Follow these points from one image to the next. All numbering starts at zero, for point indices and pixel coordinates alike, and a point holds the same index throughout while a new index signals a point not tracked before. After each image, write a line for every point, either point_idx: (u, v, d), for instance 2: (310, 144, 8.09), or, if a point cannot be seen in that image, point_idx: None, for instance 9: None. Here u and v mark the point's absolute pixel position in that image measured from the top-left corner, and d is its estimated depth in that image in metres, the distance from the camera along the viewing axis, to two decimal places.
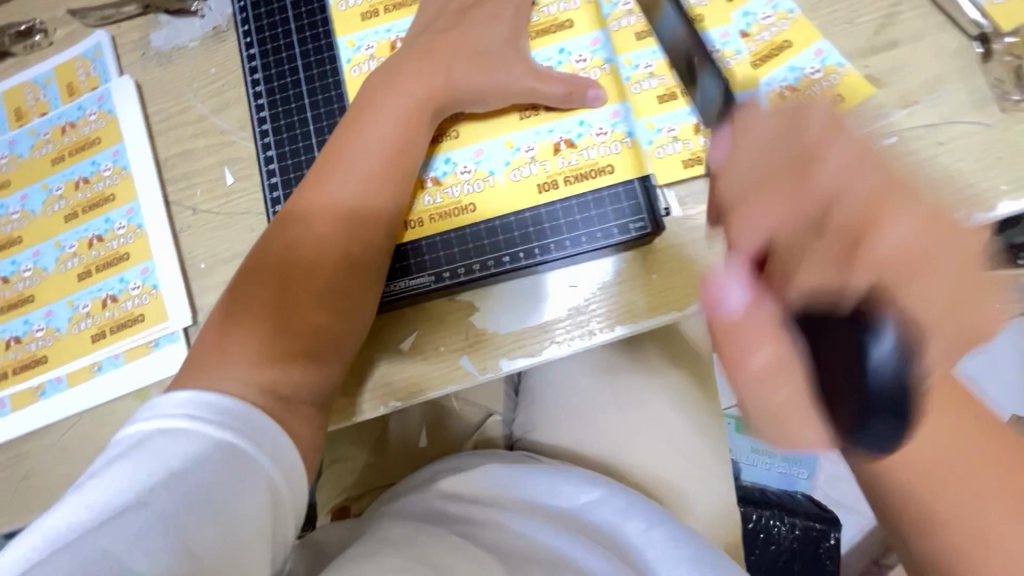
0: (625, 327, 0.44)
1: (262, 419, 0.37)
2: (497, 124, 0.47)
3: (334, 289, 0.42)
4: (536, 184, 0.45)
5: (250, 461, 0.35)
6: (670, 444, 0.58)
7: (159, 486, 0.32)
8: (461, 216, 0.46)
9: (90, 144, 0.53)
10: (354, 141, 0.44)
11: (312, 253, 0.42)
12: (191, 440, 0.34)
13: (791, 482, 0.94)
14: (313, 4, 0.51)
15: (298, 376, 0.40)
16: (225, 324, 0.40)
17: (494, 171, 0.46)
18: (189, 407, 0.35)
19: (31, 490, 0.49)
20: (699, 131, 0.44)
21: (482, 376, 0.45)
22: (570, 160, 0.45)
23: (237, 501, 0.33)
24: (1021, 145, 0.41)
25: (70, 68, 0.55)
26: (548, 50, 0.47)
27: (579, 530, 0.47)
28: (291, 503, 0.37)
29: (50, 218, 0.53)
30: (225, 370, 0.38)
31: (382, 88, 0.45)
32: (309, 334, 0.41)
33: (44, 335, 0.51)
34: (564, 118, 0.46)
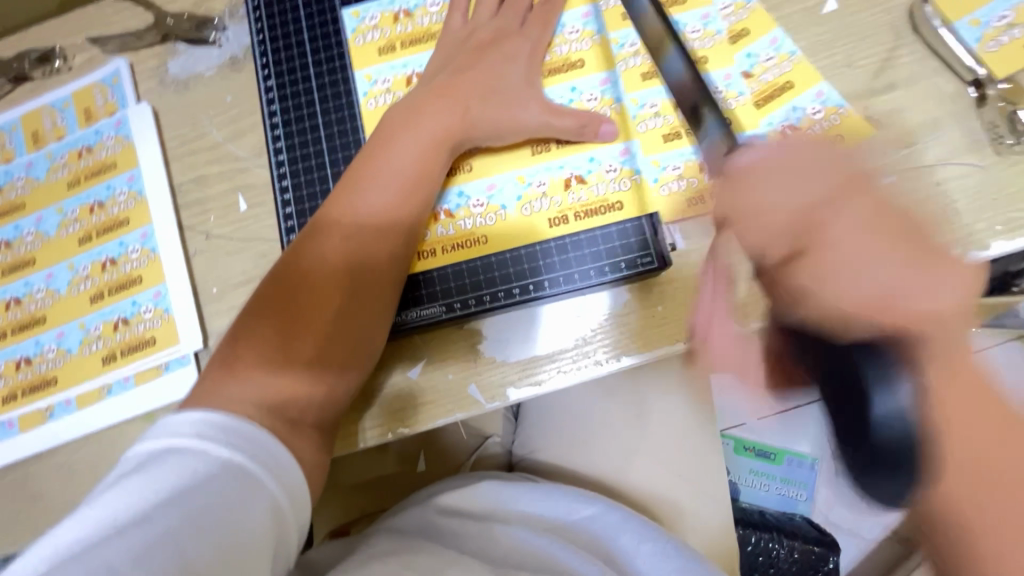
0: (629, 360, 0.45)
1: (269, 441, 0.37)
2: (509, 160, 0.48)
3: (346, 309, 0.42)
4: (546, 218, 0.46)
5: (255, 481, 0.35)
6: (673, 470, 0.59)
7: (165, 503, 0.32)
8: (473, 248, 0.47)
9: (107, 168, 0.54)
10: (372, 165, 0.45)
11: (324, 275, 0.42)
12: (200, 457, 0.34)
13: (790, 504, 0.96)
14: (330, 38, 0.53)
15: (309, 402, 0.41)
16: (238, 349, 0.41)
17: (506, 205, 0.47)
18: (197, 425, 0.35)
19: (38, 512, 0.50)
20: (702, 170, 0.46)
21: (490, 406, 0.46)
22: (580, 196, 0.46)
23: (242, 523, 0.33)
24: (1014, 186, 0.43)
25: (87, 93, 0.56)
26: (558, 87, 0.48)
27: (577, 542, 0.49)
28: (294, 526, 0.37)
29: (64, 241, 0.54)
30: (237, 393, 0.39)
31: (402, 116, 0.46)
32: (321, 356, 0.41)
33: (55, 357, 0.52)
34: (574, 155, 0.47)
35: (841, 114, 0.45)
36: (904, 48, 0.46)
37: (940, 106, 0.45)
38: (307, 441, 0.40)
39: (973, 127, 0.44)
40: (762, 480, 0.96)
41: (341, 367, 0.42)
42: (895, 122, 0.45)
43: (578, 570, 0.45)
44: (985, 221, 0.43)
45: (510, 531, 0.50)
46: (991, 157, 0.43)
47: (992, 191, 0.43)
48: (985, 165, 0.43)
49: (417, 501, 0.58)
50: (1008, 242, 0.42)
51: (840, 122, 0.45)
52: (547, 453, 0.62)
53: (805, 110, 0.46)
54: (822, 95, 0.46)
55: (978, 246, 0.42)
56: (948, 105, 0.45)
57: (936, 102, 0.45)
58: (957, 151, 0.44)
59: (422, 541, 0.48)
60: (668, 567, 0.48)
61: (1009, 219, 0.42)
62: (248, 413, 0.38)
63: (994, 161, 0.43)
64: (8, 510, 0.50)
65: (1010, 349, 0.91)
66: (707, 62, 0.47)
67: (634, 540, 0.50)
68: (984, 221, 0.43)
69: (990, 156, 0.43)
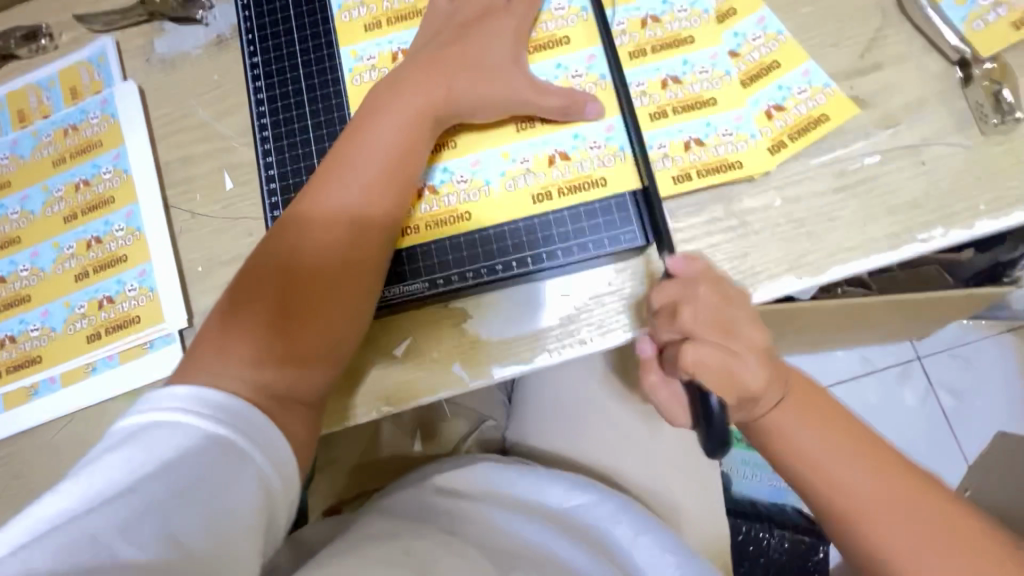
0: (614, 336, 0.45)
1: (254, 415, 0.37)
2: (493, 135, 0.48)
3: (334, 289, 0.42)
4: (530, 194, 0.46)
5: (244, 457, 0.35)
6: (660, 453, 0.59)
7: (151, 476, 0.32)
8: (456, 224, 0.47)
9: (92, 147, 0.54)
10: (357, 142, 0.44)
11: (312, 259, 0.42)
12: (185, 433, 0.34)
13: (780, 494, 0.95)
14: (316, 16, 0.52)
15: (294, 377, 0.40)
16: (221, 329, 0.41)
17: (490, 181, 0.47)
18: (184, 402, 0.35)
19: (22, 489, 0.50)
20: (688, 148, 0.45)
21: (473, 383, 0.46)
22: (564, 173, 0.46)
23: (229, 498, 0.33)
24: (999, 165, 0.43)
25: (73, 71, 0.56)
26: (544, 65, 0.48)
27: (574, 532, 0.49)
28: (284, 502, 0.37)
29: (49, 219, 0.53)
30: (221, 369, 0.38)
31: (387, 91, 0.46)
32: (310, 335, 0.41)
33: (39, 335, 0.52)
34: (559, 131, 0.47)
35: (827, 94, 0.45)
36: (890, 28, 0.46)
37: (925, 86, 0.45)
38: (295, 418, 0.40)
39: (958, 107, 0.44)
40: (752, 470, 0.96)
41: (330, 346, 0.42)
42: (880, 101, 0.45)
43: (573, 562, 0.45)
44: (969, 201, 0.43)
45: (504, 518, 0.50)
46: (975, 138, 0.43)
47: (976, 171, 0.43)
48: (969, 144, 0.43)
49: (409, 482, 0.58)
50: (991, 221, 0.42)
51: (825, 101, 0.45)
52: (535, 436, 0.62)
53: (791, 89, 0.46)
54: (808, 75, 0.46)
55: (961, 226, 0.42)
56: (934, 85, 0.45)
57: (922, 82, 0.45)
58: (941, 132, 0.44)
59: (413, 521, 0.48)
60: (668, 562, 0.48)
61: (994, 198, 0.42)
62: (236, 388, 0.38)
63: (978, 141, 0.43)
64: None
65: (1001, 341, 0.91)
66: (694, 40, 0.47)
67: (630, 531, 0.50)
68: (968, 201, 0.43)
69: (975, 136, 0.43)
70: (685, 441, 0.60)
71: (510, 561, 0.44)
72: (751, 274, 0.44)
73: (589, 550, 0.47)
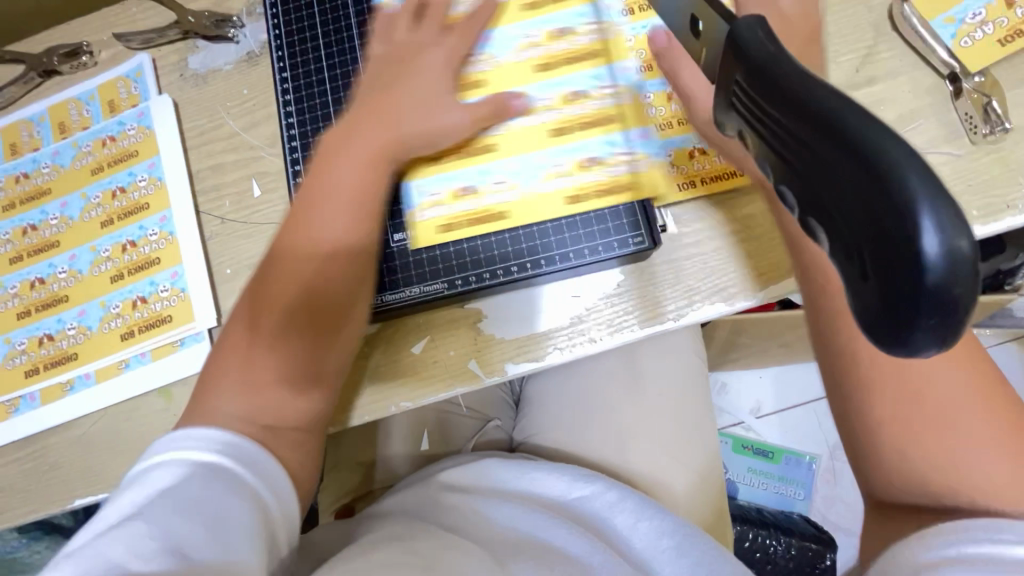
0: (623, 334, 0.47)
1: (245, 443, 0.40)
2: (527, 140, 0.49)
3: (320, 315, 0.45)
4: (565, 195, 0.48)
5: (241, 479, 0.38)
6: (667, 450, 0.61)
7: (156, 501, 0.35)
8: (495, 223, 0.49)
9: (128, 156, 0.57)
10: (333, 178, 0.46)
11: (296, 295, 0.45)
12: (185, 465, 0.37)
13: (787, 503, 0.98)
14: (341, 33, 0.55)
15: (283, 403, 0.43)
16: (214, 373, 0.44)
17: (526, 182, 0.49)
18: (184, 440, 0.39)
19: (58, 480, 0.52)
20: (692, 156, 0.48)
21: (488, 380, 0.48)
22: (597, 176, 0.48)
23: (230, 512, 0.36)
24: (989, 173, 0.45)
25: (112, 87, 0.59)
26: (540, 84, 0.50)
27: (574, 519, 0.51)
28: (279, 518, 0.39)
29: (87, 224, 0.56)
30: (229, 403, 0.42)
31: (375, 124, 0.48)
32: (310, 357, 0.44)
33: (75, 334, 0.54)
34: (589, 137, 0.48)
35: None
36: (883, 45, 0.49)
37: (918, 98, 0.47)
38: (285, 441, 0.43)
39: (949, 118, 0.47)
40: (760, 479, 0.98)
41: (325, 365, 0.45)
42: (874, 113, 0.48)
43: (568, 547, 0.47)
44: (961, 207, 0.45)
45: (507, 509, 0.51)
46: (966, 147, 0.46)
47: (967, 179, 0.45)
48: (959, 154, 0.46)
49: (416, 481, 0.60)
50: (981, 227, 0.44)
51: None
52: (546, 436, 0.64)
53: None
54: None
55: None
56: (926, 98, 0.47)
57: (915, 95, 0.47)
58: (933, 142, 0.46)
59: (422, 521, 0.51)
60: (663, 545, 0.50)
61: (985, 205, 0.45)
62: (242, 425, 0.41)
63: (968, 151, 0.46)
64: (30, 478, 0.53)
65: (1006, 349, 0.92)
66: None
67: (629, 519, 0.52)
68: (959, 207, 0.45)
69: (965, 146, 0.46)
70: (686, 440, 0.62)
71: (513, 551, 0.46)
72: (750, 278, 0.47)
73: (585, 534, 0.48)
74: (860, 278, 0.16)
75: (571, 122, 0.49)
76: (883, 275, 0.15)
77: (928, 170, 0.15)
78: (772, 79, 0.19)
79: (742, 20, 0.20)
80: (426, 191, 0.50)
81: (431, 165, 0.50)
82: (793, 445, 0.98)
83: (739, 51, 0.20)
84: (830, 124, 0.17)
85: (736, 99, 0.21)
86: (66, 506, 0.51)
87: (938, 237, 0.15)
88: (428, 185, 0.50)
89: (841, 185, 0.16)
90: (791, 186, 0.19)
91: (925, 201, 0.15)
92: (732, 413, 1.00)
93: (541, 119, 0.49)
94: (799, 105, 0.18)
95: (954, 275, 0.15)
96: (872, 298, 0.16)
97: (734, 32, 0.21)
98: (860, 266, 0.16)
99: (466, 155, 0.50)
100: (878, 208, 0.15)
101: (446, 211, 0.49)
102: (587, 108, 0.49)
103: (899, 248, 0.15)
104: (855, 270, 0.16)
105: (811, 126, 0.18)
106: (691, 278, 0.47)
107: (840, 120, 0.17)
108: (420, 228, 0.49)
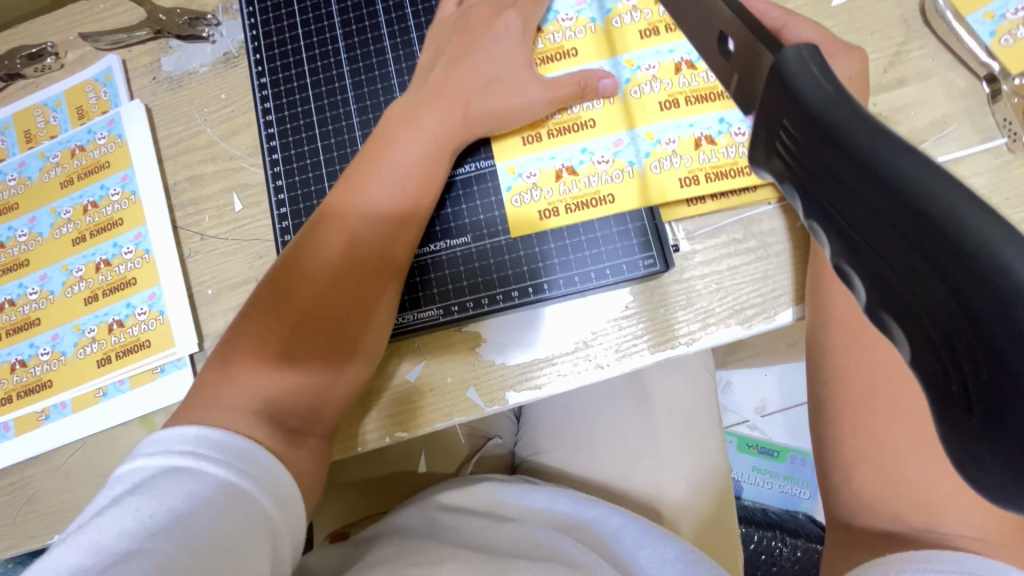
0: (633, 361, 0.44)
1: (265, 457, 0.35)
2: (636, 115, 0.45)
3: (335, 326, 0.39)
4: (677, 178, 0.44)
5: (253, 502, 0.33)
6: (676, 472, 0.58)
7: (161, 529, 0.30)
8: (598, 207, 0.45)
9: (99, 168, 0.53)
10: (375, 169, 0.42)
11: (304, 305, 0.39)
12: (195, 479, 0.32)
13: (793, 501, 0.94)
14: (325, 34, 0.52)
15: (308, 410, 0.39)
16: (227, 356, 0.38)
17: (634, 162, 0.45)
18: (192, 444, 0.33)
19: (33, 516, 0.49)
20: (698, 146, 0.44)
21: (489, 409, 0.45)
22: (711, 157, 0.44)
23: (245, 542, 0.31)
24: None
25: (80, 91, 0.55)
26: (644, 52, 0.46)
27: (575, 540, 0.46)
28: (289, 543, 0.35)
29: (57, 241, 0.53)
30: (233, 401, 0.37)
31: (423, 101, 0.44)
32: (332, 375, 0.39)
33: (49, 360, 0.51)
34: (704, 113, 0.45)
35: None
36: (915, 42, 0.45)
37: (952, 102, 0.44)
38: (305, 450, 0.39)
39: (986, 123, 0.43)
40: (764, 478, 0.96)
41: (347, 383, 0.40)
42: (905, 118, 0.44)
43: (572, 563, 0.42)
44: None
45: (512, 530, 0.47)
46: (1004, 156, 0.42)
47: (1005, 190, 0.42)
48: (998, 162, 0.42)
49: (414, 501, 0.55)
50: None
51: None
52: (552, 454, 0.61)
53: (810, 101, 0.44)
54: None
55: None
56: (961, 101, 0.44)
57: (948, 98, 0.44)
58: (968, 150, 0.43)
59: (420, 540, 0.47)
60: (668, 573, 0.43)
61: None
62: (244, 429, 0.36)
63: (1008, 159, 0.42)
64: (2, 514, 0.49)
65: None
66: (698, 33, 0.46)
67: (632, 544, 0.46)
68: None
69: (1004, 153, 0.42)
70: (696, 460, 0.59)
71: (509, 562, 0.42)
72: (773, 299, 0.43)
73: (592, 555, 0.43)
74: (962, 393, 0.14)
75: (570, 121, 0.46)
76: (994, 413, 0.13)
77: None
78: (831, 138, 0.16)
79: (790, 50, 0.17)
80: (519, 172, 0.46)
81: (523, 143, 0.46)
82: (796, 444, 0.95)
83: (791, 92, 0.17)
84: (919, 210, 0.14)
85: (781, 147, 0.18)
86: (43, 543, 0.48)
87: None
88: (521, 166, 0.46)
89: (939, 293, 0.14)
90: (865, 265, 0.16)
91: None
92: (737, 411, 0.98)
93: (648, 90, 0.45)
94: (874, 176, 0.15)
95: None
96: (973, 432, 0.14)
97: (779, 65, 0.17)
98: (958, 386, 0.14)
99: (565, 132, 0.46)
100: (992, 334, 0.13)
101: (543, 195, 0.46)
102: (697, 80, 0.45)
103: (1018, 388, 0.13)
104: (956, 393, 0.14)
105: (893, 205, 0.14)
106: (705, 300, 0.44)
107: (940, 210, 0.14)
108: (513, 215, 0.46)
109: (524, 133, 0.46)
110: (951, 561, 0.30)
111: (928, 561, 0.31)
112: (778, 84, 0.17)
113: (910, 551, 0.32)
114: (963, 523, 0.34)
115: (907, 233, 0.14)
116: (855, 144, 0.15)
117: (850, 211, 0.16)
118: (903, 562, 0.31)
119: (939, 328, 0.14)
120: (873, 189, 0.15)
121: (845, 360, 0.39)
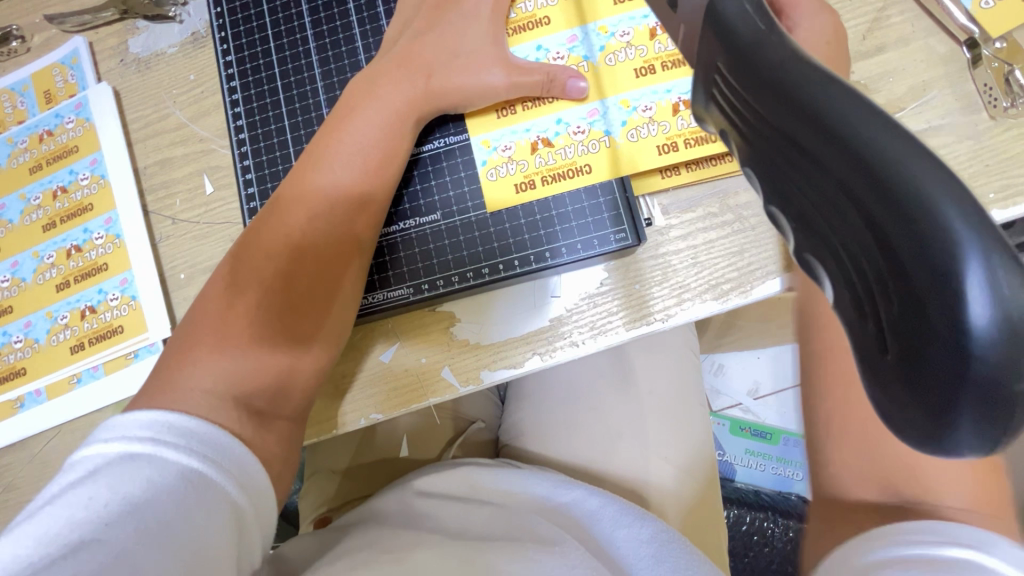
0: (607, 339, 0.43)
1: (228, 441, 0.34)
2: (611, 82, 0.44)
3: (298, 303, 0.39)
4: (655, 145, 0.43)
5: (215, 487, 0.32)
6: (659, 452, 0.57)
7: (117, 518, 0.29)
8: (576, 178, 0.44)
9: (68, 152, 0.53)
10: (336, 145, 0.41)
11: (265, 280, 0.38)
12: (152, 465, 0.31)
13: (785, 483, 0.94)
14: (291, 10, 0.51)
15: (276, 390, 0.38)
16: (188, 336, 0.38)
17: (610, 131, 0.44)
18: (151, 430, 0.33)
19: (12, 503, 0.49)
20: (676, 112, 0.43)
21: (464, 389, 0.44)
22: (689, 122, 0.43)
23: (207, 528, 0.31)
24: (1011, 151, 0.41)
25: (47, 75, 0.54)
26: (618, 18, 0.45)
27: (552, 522, 0.46)
28: (256, 525, 0.35)
29: (28, 228, 0.52)
30: (195, 380, 0.36)
31: (386, 75, 0.43)
32: (292, 354, 0.39)
33: (23, 347, 0.51)
34: (681, 79, 0.44)
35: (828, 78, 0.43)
36: (894, 7, 0.44)
37: (932, 68, 0.43)
38: (272, 433, 0.38)
39: (967, 89, 0.42)
40: (758, 460, 0.95)
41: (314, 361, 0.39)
42: (883, 87, 0.43)
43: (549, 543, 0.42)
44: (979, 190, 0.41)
45: (487, 515, 0.47)
46: (984, 123, 0.41)
47: (986, 158, 0.41)
48: (979, 129, 0.41)
49: (395, 485, 0.55)
50: (1001, 210, 0.40)
51: None
52: (534, 437, 0.61)
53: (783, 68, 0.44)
54: None
55: None
56: (941, 67, 0.42)
57: (928, 64, 0.43)
58: (948, 118, 0.42)
59: (395, 528, 0.46)
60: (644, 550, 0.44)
61: (1005, 185, 0.40)
62: (205, 410, 0.35)
63: (988, 125, 0.41)
64: None
65: None
66: None
67: (610, 524, 0.46)
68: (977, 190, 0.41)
69: (985, 120, 0.41)
70: (680, 441, 0.59)
71: (483, 545, 0.41)
72: (750, 273, 0.43)
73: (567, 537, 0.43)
74: (881, 337, 0.14)
75: None
76: (907, 350, 0.14)
77: (974, 206, 0.12)
78: (759, 75, 0.16)
79: None
80: (494, 146, 0.45)
81: (498, 117, 0.45)
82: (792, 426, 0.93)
83: (726, 32, 0.17)
84: (843, 142, 0.14)
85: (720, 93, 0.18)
86: None
87: (991, 293, 0.12)
88: (498, 140, 0.45)
89: (855, 227, 0.14)
90: (796, 208, 0.16)
91: (976, 251, 0.12)
92: (729, 394, 0.95)
93: (623, 58, 0.44)
94: (800, 110, 0.15)
95: (1015, 342, 0.12)
96: (888, 371, 0.14)
97: (715, 7, 0.17)
98: (877, 329, 0.15)
99: (540, 103, 0.45)
100: (907, 265, 0.13)
101: (520, 168, 0.45)
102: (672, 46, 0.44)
103: (931, 319, 0.13)
104: (873, 334, 0.15)
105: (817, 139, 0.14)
106: (681, 275, 0.43)
107: (861, 140, 0.13)
108: (488, 189, 0.45)
109: (499, 107, 0.46)
110: (943, 531, 0.30)
111: (918, 532, 0.30)
112: (713, 25, 0.17)
113: (898, 523, 0.31)
114: (933, 494, 0.34)
115: (831, 169, 0.14)
116: (784, 80, 0.15)
117: (781, 150, 0.16)
118: (892, 535, 0.31)
119: (865, 268, 0.14)
120: (801, 125, 0.15)
121: (820, 335, 0.38)
